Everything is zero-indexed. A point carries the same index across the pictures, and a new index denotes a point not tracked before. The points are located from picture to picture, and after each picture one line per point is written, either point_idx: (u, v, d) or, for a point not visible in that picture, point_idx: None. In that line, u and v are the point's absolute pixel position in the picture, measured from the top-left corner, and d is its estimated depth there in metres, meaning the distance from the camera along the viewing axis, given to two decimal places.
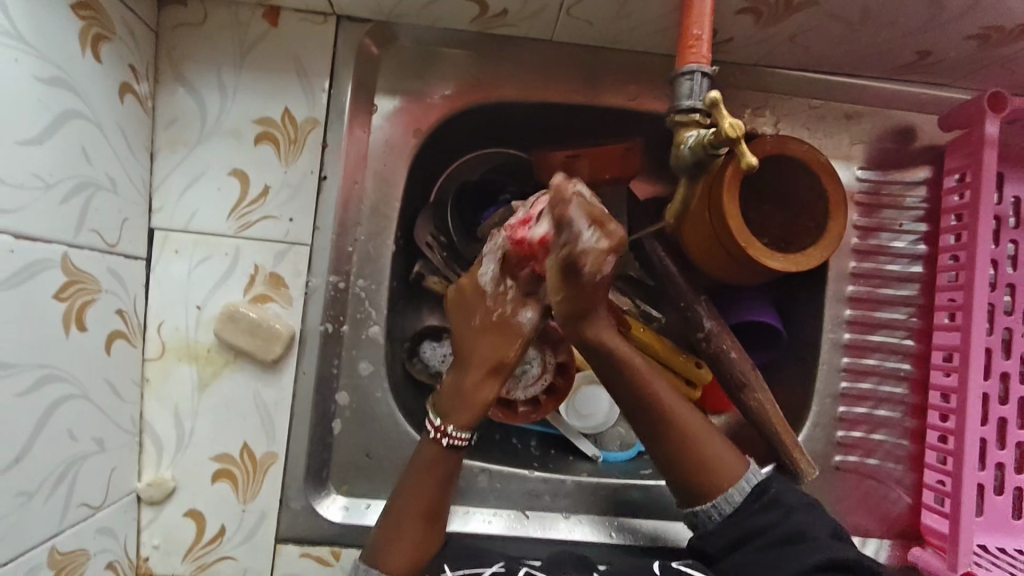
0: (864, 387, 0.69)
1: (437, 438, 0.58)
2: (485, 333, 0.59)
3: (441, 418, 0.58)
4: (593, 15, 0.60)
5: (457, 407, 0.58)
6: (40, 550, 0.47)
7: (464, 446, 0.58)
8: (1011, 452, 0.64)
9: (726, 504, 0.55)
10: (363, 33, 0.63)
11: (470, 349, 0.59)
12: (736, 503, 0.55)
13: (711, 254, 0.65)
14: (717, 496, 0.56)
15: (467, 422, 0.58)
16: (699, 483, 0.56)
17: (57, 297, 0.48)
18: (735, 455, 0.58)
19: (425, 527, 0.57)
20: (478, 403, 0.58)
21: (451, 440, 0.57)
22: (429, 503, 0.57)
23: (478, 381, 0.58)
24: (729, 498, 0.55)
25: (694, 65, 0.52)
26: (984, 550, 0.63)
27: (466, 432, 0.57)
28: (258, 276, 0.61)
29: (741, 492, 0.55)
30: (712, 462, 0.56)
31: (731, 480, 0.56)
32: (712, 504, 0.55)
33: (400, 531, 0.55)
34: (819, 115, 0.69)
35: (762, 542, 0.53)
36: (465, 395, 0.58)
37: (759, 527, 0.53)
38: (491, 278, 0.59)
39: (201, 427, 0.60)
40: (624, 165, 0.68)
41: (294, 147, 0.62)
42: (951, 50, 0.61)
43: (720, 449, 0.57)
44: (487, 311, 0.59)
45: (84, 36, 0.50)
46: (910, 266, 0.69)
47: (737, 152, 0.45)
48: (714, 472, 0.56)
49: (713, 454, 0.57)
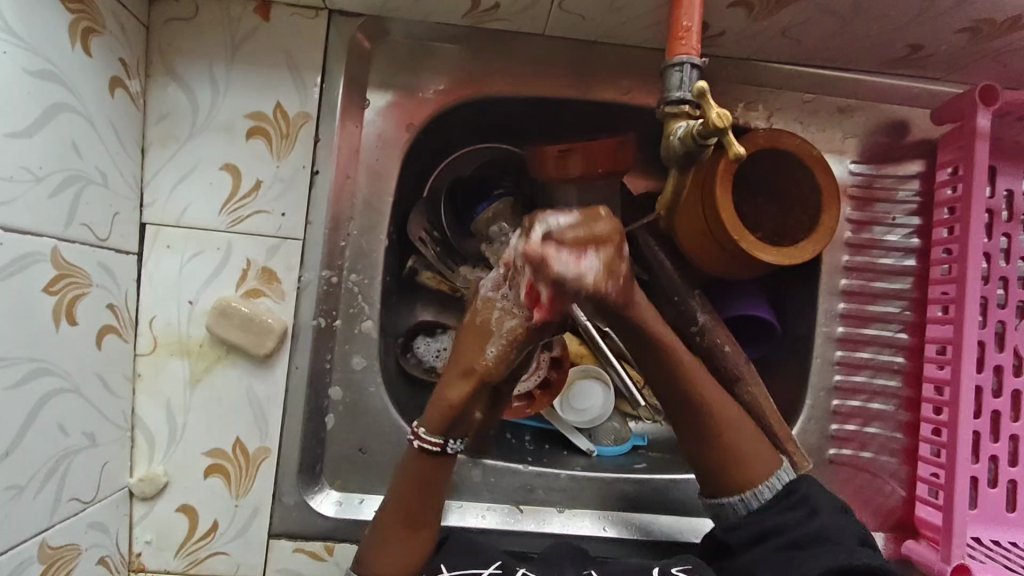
0: (857, 380, 0.69)
1: (410, 440, 0.57)
2: (467, 336, 0.57)
3: (417, 419, 0.57)
4: (584, 8, 0.60)
5: (431, 407, 0.56)
6: (30, 544, 0.47)
7: (433, 451, 0.56)
8: (1005, 444, 0.65)
9: (754, 499, 0.56)
10: (356, 28, 0.63)
11: (455, 352, 0.57)
12: (765, 498, 0.56)
13: (705, 247, 0.64)
14: (745, 491, 0.56)
15: (436, 425, 0.56)
16: (733, 475, 0.56)
17: (47, 291, 0.48)
18: (769, 449, 0.58)
19: (410, 536, 0.56)
20: (449, 407, 0.56)
21: (422, 442, 0.56)
22: (411, 511, 0.56)
23: (451, 382, 0.56)
24: (758, 493, 0.56)
25: (683, 56, 0.52)
26: (978, 542, 0.64)
27: (434, 436, 0.56)
28: (250, 271, 0.61)
29: (772, 488, 0.56)
30: (749, 455, 0.57)
31: (762, 476, 0.56)
32: (741, 498, 0.56)
33: (388, 540, 0.55)
34: (812, 109, 0.69)
35: (779, 544, 0.53)
36: (438, 394, 0.57)
37: (781, 525, 0.53)
38: (489, 286, 0.57)
39: (194, 422, 0.60)
40: (616, 160, 0.68)
41: (286, 141, 0.61)
42: (943, 44, 0.61)
43: (754, 443, 0.57)
44: (474, 312, 0.57)
45: (73, 30, 0.50)
46: (904, 259, 0.69)
47: (725, 142, 0.46)
48: (748, 467, 0.56)
49: (748, 448, 0.57)
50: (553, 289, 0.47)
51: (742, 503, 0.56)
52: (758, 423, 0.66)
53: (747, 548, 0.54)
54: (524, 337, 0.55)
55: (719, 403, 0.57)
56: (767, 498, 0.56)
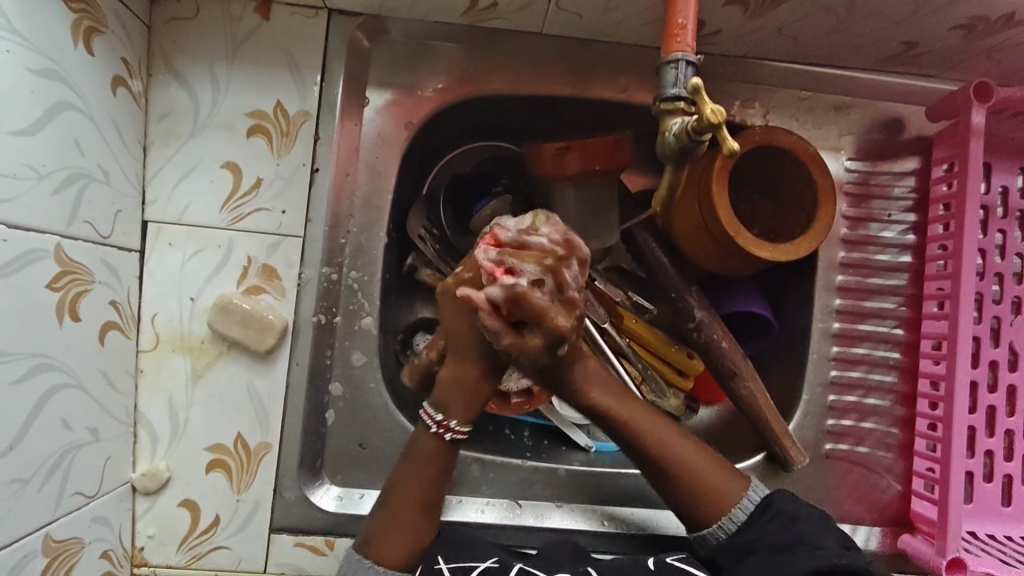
0: (853, 375, 0.69)
1: (438, 433, 0.57)
2: (484, 330, 0.57)
3: (444, 413, 0.58)
4: (582, 7, 0.61)
5: (458, 398, 0.58)
6: (34, 537, 0.48)
7: (464, 439, 0.59)
8: (1000, 439, 0.66)
9: (731, 523, 0.56)
10: (355, 27, 0.64)
11: (471, 345, 0.57)
12: (740, 521, 0.56)
13: (703, 245, 0.65)
14: (720, 518, 0.56)
15: (467, 415, 0.58)
16: (707, 510, 0.57)
17: (50, 287, 0.49)
18: (734, 472, 0.59)
19: (418, 524, 0.57)
20: (480, 395, 0.58)
21: (453, 434, 0.58)
22: (421, 496, 0.57)
23: (481, 375, 0.58)
24: (733, 518, 0.56)
25: (679, 53, 0.52)
26: (973, 536, 0.64)
27: (467, 424, 0.58)
28: (251, 268, 0.61)
29: (745, 510, 0.56)
30: (714, 492, 0.57)
31: (733, 502, 0.57)
32: (718, 526, 0.56)
33: (396, 529, 0.56)
34: (808, 107, 0.70)
35: (771, 546, 0.53)
36: (465, 388, 0.58)
37: (767, 534, 0.54)
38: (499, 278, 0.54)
39: (195, 418, 0.61)
40: (614, 158, 0.68)
41: (286, 139, 0.62)
42: (937, 41, 0.62)
43: (720, 476, 0.58)
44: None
45: (76, 29, 0.51)
46: (900, 256, 0.70)
47: (719, 138, 0.46)
48: (716, 499, 0.57)
49: (714, 478, 0.57)
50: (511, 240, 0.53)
51: (721, 530, 0.56)
52: (755, 418, 0.67)
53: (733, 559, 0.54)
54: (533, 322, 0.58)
55: (671, 447, 0.58)
56: (743, 520, 0.56)
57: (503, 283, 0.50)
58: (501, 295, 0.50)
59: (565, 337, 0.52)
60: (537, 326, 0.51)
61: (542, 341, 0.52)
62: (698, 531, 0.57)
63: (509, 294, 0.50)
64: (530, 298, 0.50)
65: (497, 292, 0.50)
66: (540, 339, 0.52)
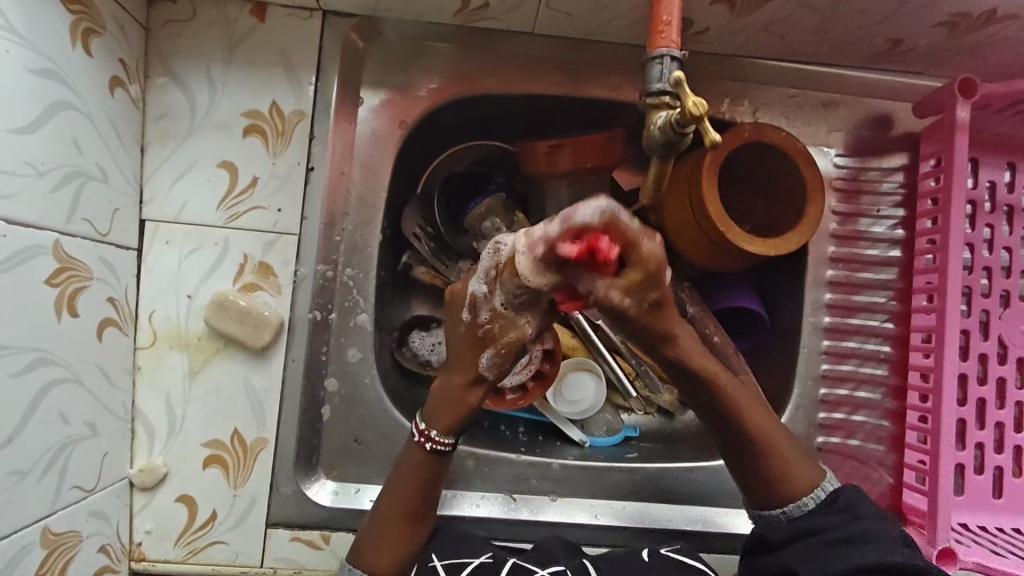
0: (844, 369, 0.70)
1: (420, 443, 0.58)
2: (465, 344, 0.57)
3: (425, 423, 0.58)
4: (572, 7, 0.61)
5: (441, 410, 0.58)
6: (31, 530, 0.48)
7: (447, 451, 0.58)
8: (990, 431, 0.66)
9: (798, 510, 0.52)
10: (349, 28, 0.65)
11: (457, 357, 0.58)
12: (809, 508, 0.52)
13: (695, 244, 0.66)
14: (789, 503, 0.53)
15: (448, 427, 0.58)
16: (777, 486, 0.53)
17: (49, 283, 0.50)
18: (810, 460, 0.55)
19: (407, 532, 0.57)
20: (463, 408, 0.58)
21: (434, 445, 0.58)
22: (411, 508, 0.57)
23: (467, 391, 0.57)
24: (801, 504, 0.52)
25: (664, 49, 0.53)
26: (964, 527, 0.65)
27: (447, 438, 0.58)
28: (247, 266, 0.62)
29: (815, 498, 0.52)
30: (789, 469, 0.53)
31: (803, 485, 0.53)
32: (783, 509, 0.53)
33: (385, 536, 0.56)
34: (797, 104, 0.71)
35: (826, 539, 0.49)
36: (449, 401, 0.58)
37: (820, 526, 0.50)
38: (480, 289, 0.54)
39: (193, 414, 0.61)
40: (606, 155, 0.70)
41: (282, 139, 0.63)
42: (921, 38, 0.63)
43: (793, 452, 0.54)
44: (471, 324, 0.56)
45: (74, 30, 0.52)
46: (889, 251, 0.71)
47: (703, 130, 0.48)
48: (789, 480, 0.53)
49: (788, 457, 0.54)
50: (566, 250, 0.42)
51: (789, 518, 0.52)
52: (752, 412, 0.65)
53: (788, 545, 0.51)
54: (519, 344, 0.55)
55: (762, 427, 0.54)
56: (811, 509, 0.52)
57: (596, 202, 0.41)
58: (599, 220, 0.40)
59: (664, 267, 0.43)
60: (637, 256, 0.42)
61: (644, 272, 0.43)
62: (767, 515, 0.54)
63: (602, 220, 0.40)
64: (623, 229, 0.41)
65: (594, 212, 0.41)
66: (640, 275, 0.43)
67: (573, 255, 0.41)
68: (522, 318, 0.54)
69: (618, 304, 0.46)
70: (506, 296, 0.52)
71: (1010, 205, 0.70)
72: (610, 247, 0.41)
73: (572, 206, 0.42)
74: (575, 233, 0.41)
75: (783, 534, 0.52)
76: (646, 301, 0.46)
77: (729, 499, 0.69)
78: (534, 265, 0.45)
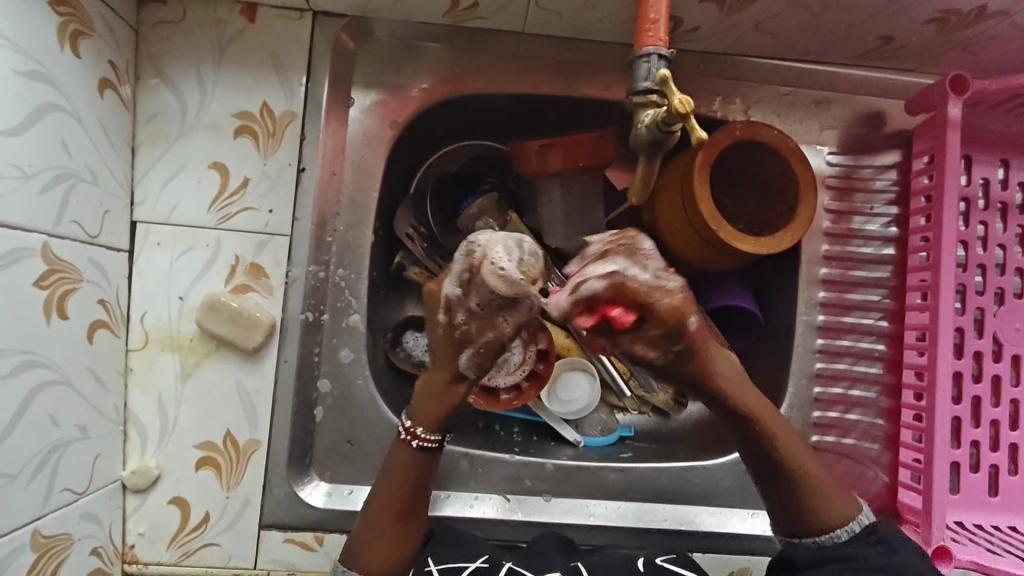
0: (839, 367, 0.70)
1: (406, 440, 0.58)
2: (444, 343, 0.56)
3: (410, 421, 0.58)
4: (561, 6, 0.61)
5: (426, 407, 0.58)
6: (21, 532, 0.48)
7: (434, 447, 0.58)
8: (985, 429, 0.66)
9: (829, 540, 0.52)
10: (340, 29, 0.65)
11: (437, 353, 0.57)
12: (841, 539, 0.52)
13: (687, 241, 0.65)
14: (825, 533, 0.52)
15: (434, 423, 0.57)
16: (815, 515, 0.52)
17: (38, 285, 0.50)
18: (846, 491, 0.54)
19: (396, 533, 0.57)
20: (449, 405, 0.57)
21: (422, 442, 0.58)
22: (398, 503, 0.57)
23: (448, 389, 0.57)
24: (834, 535, 0.52)
25: (650, 47, 0.53)
26: (961, 525, 0.65)
27: (434, 435, 0.58)
28: (239, 267, 0.62)
29: (848, 531, 0.52)
30: (826, 498, 0.53)
31: (842, 519, 0.52)
32: (814, 539, 0.52)
33: (374, 537, 0.56)
34: (790, 102, 0.71)
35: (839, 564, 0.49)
36: (434, 401, 0.57)
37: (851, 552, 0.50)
38: (452, 290, 0.53)
39: (185, 414, 0.61)
40: (597, 155, 0.69)
41: (273, 139, 0.63)
42: (913, 34, 0.63)
43: (831, 483, 0.53)
44: (448, 325, 0.55)
45: (62, 32, 0.52)
46: (883, 248, 0.70)
47: (687, 128, 0.48)
48: (826, 512, 0.52)
49: (823, 489, 0.53)
50: (583, 317, 0.44)
51: (814, 545, 0.52)
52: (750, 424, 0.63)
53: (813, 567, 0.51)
54: (498, 343, 0.55)
55: (778, 428, 0.53)
56: (843, 540, 0.52)
57: (600, 272, 0.43)
58: (605, 291, 0.42)
59: (683, 317, 0.44)
60: (655, 315, 0.43)
61: (663, 326, 0.44)
62: (796, 541, 0.53)
63: (611, 285, 0.42)
64: (635, 292, 0.42)
65: (601, 283, 0.43)
66: (660, 327, 0.44)
67: (589, 324, 0.44)
68: (500, 320, 0.53)
69: (643, 352, 0.47)
70: (483, 299, 0.52)
71: (1004, 202, 0.69)
72: (622, 314, 0.43)
73: (580, 274, 0.43)
74: (585, 302, 0.43)
75: (813, 556, 0.51)
76: (673, 350, 0.46)
77: (724, 498, 0.69)
78: (502, 279, 0.49)
